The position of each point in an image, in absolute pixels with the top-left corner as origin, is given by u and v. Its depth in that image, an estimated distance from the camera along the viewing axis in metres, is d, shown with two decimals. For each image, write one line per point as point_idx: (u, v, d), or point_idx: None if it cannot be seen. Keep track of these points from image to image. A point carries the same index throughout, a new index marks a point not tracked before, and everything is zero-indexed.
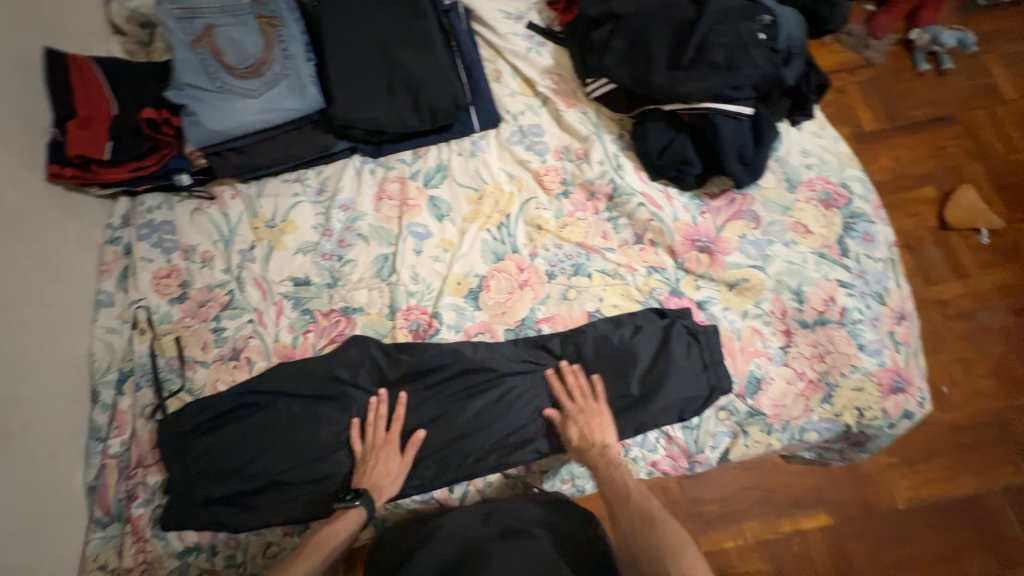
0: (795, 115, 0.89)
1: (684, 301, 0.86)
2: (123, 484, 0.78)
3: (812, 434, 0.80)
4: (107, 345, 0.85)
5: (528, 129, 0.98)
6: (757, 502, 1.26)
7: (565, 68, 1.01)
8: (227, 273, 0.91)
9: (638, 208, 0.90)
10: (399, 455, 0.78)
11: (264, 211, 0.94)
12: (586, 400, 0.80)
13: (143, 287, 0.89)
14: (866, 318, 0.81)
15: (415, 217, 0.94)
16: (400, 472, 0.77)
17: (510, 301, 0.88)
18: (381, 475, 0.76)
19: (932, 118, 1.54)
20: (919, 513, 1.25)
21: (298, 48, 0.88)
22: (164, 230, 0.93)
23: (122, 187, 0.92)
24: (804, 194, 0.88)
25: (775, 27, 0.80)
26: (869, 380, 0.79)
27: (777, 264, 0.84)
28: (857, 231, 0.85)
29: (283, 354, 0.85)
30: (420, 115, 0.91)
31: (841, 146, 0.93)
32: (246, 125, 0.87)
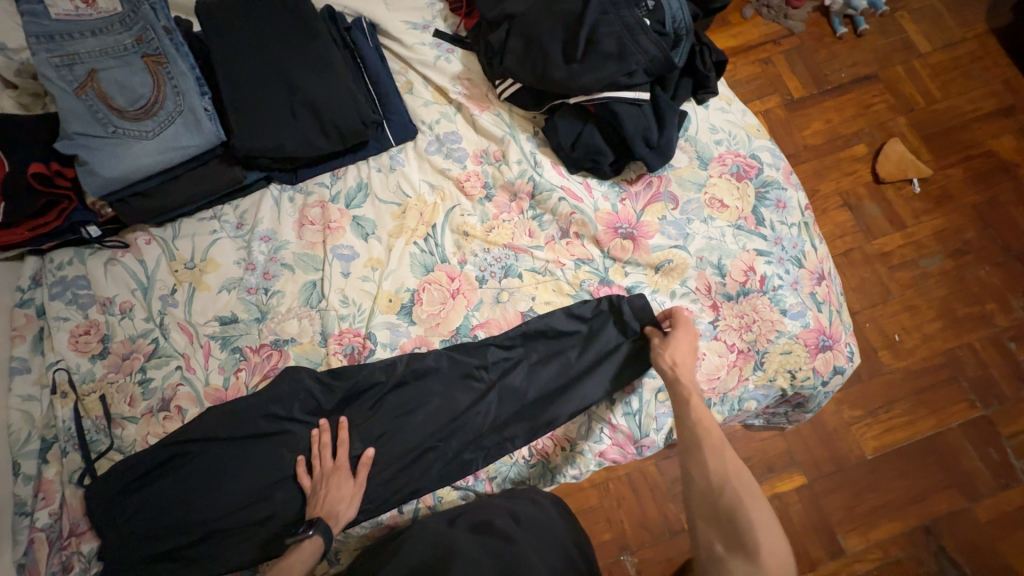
0: (699, 94, 0.91)
1: (613, 289, 0.87)
2: (56, 556, 0.75)
3: (751, 402, 0.83)
4: (25, 414, 0.82)
5: (445, 137, 0.98)
6: None
7: (474, 72, 1.01)
8: (149, 321, 0.87)
9: (559, 203, 0.90)
10: (350, 479, 0.76)
11: (182, 253, 0.91)
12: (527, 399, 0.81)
13: (60, 348, 0.85)
14: (786, 283, 0.83)
15: (339, 239, 0.92)
16: (355, 496, 0.76)
17: (443, 312, 0.88)
18: (335, 501, 0.74)
19: (852, 79, 1.59)
20: (885, 460, 1.29)
21: (191, 83, 0.86)
22: (78, 286, 0.89)
23: (25, 247, 0.88)
24: (716, 169, 0.89)
25: (659, 11, 0.84)
26: (796, 343, 0.81)
27: (697, 241, 0.86)
28: (769, 199, 0.88)
29: (214, 397, 0.83)
30: (328, 135, 0.90)
31: (749, 119, 0.95)
32: (146, 168, 0.85)
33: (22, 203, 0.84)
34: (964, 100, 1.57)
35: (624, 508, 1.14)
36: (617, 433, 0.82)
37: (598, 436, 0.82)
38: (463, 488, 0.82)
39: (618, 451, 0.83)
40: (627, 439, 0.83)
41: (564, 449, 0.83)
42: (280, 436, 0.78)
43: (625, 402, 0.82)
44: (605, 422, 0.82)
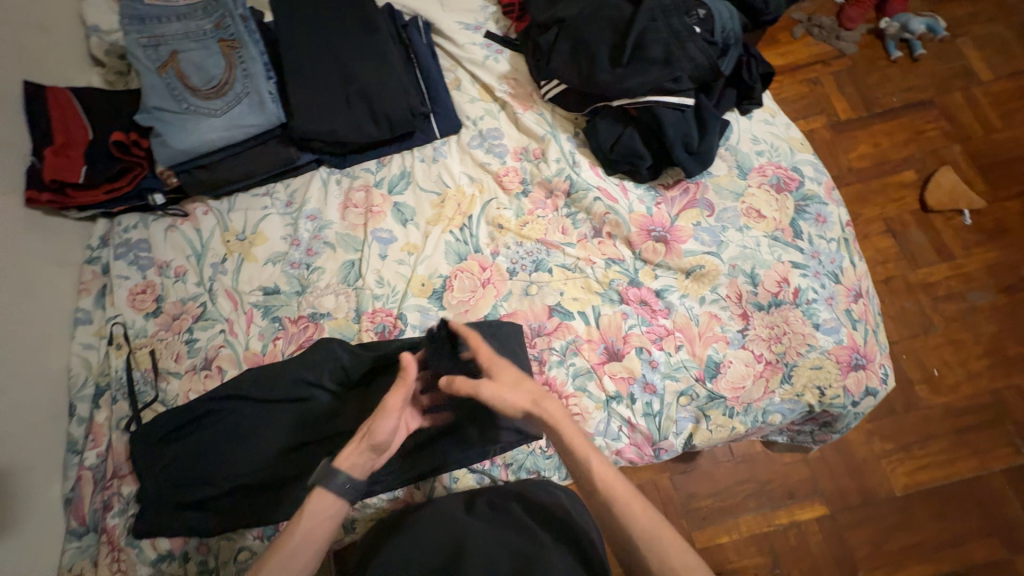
0: (743, 105, 0.92)
1: (642, 290, 0.87)
2: (99, 494, 0.81)
3: (776, 416, 0.80)
4: (84, 361, 0.90)
5: (487, 133, 1.01)
6: (752, 495, 1.24)
7: (521, 73, 1.04)
8: (200, 286, 0.94)
9: (594, 202, 0.92)
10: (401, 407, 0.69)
11: (234, 225, 0.97)
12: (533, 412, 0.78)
13: (119, 304, 0.92)
14: (821, 297, 0.81)
15: (380, 223, 0.96)
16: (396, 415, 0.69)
17: (473, 300, 0.90)
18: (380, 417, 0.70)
19: (904, 103, 1.55)
20: (916, 499, 1.22)
21: (259, 67, 0.92)
22: (140, 248, 0.96)
23: (100, 209, 0.96)
24: (755, 180, 0.89)
25: (710, 21, 0.83)
26: (827, 359, 0.79)
27: (731, 249, 0.85)
28: (809, 213, 0.86)
29: (253, 361, 0.88)
30: (378, 123, 0.95)
31: (793, 132, 0.94)
32: (211, 143, 0.91)
33: (102, 167, 0.92)
34: None
35: None
36: (635, 432, 0.81)
37: (616, 434, 0.81)
38: (479, 472, 0.83)
39: (635, 452, 0.81)
40: (644, 440, 0.81)
41: None
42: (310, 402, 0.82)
43: (646, 403, 0.81)
44: (625, 420, 0.81)
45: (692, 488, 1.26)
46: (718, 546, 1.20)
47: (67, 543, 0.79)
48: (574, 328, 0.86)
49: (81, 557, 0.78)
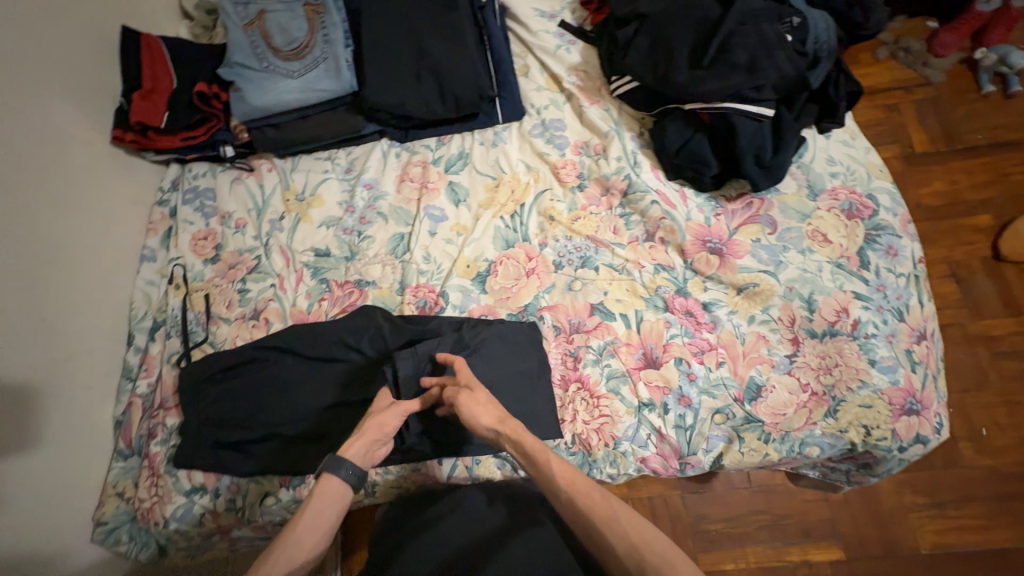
0: (823, 122, 0.87)
1: (689, 301, 0.85)
2: (145, 421, 0.86)
3: (814, 450, 0.77)
4: (145, 295, 0.95)
5: (550, 123, 1.00)
6: (765, 526, 1.20)
7: (591, 66, 1.03)
8: (257, 240, 0.97)
9: (651, 206, 0.90)
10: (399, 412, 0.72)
11: (295, 185, 1.00)
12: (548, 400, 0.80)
13: (182, 247, 0.97)
14: (881, 333, 0.77)
15: (433, 200, 0.97)
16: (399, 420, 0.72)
17: (515, 288, 0.90)
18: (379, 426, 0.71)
19: (991, 142, 1.44)
20: (944, 561, 1.15)
21: (339, 35, 0.94)
22: (206, 196, 1.01)
23: (174, 155, 1.01)
24: (825, 202, 0.85)
25: (803, 30, 0.80)
26: (878, 398, 0.75)
27: (790, 271, 0.82)
28: (879, 244, 0.82)
29: (297, 318, 0.91)
30: (445, 102, 0.95)
31: (874, 157, 0.89)
32: (285, 103, 0.94)
33: (182, 115, 0.97)
34: None
35: None
36: (663, 443, 0.80)
37: (644, 441, 0.79)
38: (502, 458, 0.82)
39: (660, 462, 0.80)
40: (672, 453, 0.79)
41: (607, 445, 0.80)
42: (347, 365, 0.84)
43: (678, 415, 0.80)
44: (654, 429, 0.79)
45: (704, 510, 1.24)
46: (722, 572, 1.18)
47: (113, 461, 0.84)
48: (613, 330, 0.85)
49: (124, 477, 0.83)
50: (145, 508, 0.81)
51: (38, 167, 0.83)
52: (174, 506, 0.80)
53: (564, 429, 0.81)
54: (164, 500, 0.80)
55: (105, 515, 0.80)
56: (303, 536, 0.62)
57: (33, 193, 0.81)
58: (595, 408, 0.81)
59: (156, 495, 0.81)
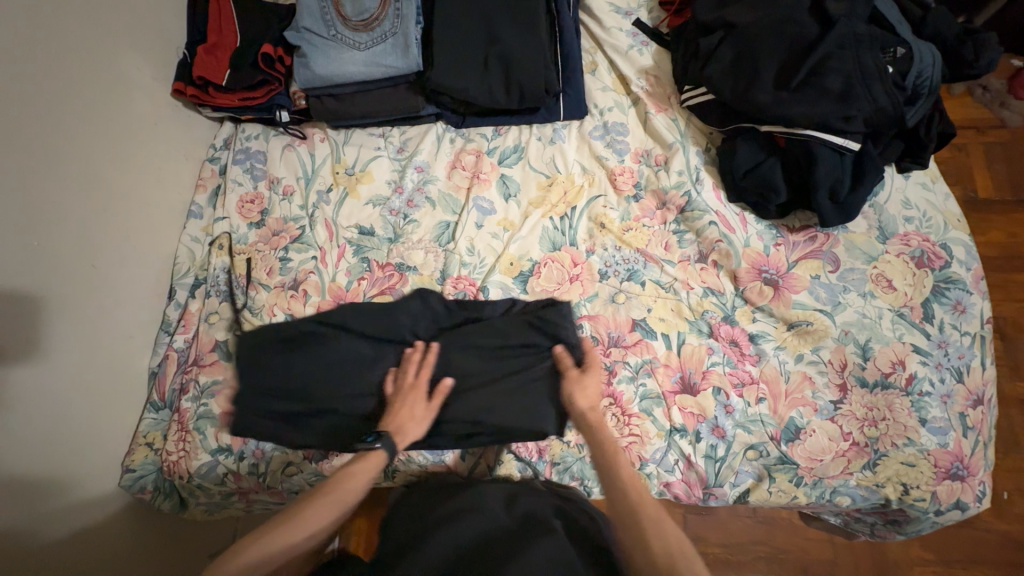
0: (904, 161, 0.83)
1: (735, 330, 0.82)
2: (179, 376, 0.87)
3: (844, 500, 0.75)
4: (190, 251, 0.96)
5: (612, 126, 0.97)
6: (764, 558, 1.19)
7: (663, 71, 0.99)
8: (303, 209, 0.97)
9: (708, 226, 0.87)
10: (424, 403, 0.76)
11: (346, 159, 0.99)
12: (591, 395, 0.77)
13: (229, 207, 0.97)
14: (935, 392, 0.74)
15: (483, 191, 0.95)
16: (424, 418, 0.75)
17: (557, 292, 0.88)
18: (405, 419, 0.74)
19: None
20: None
21: (411, 10, 0.91)
22: (257, 159, 1.00)
23: (229, 114, 1.00)
24: (895, 246, 0.81)
25: (906, 62, 0.75)
26: (923, 459, 0.72)
27: (848, 313, 0.79)
28: (947, 298, 0.78)
29: (336, 294, 0.90)
30: (509, 92, 0.92)
31: (952, 205, 0.84)
32: (349, 75, 0.92)
33: (245, 75, 0.95)
34: None
35: None
36: (690, 470, 0.78)
37: (670, 466, 0.78)
38: (523, 461, 0.82)
39: (683, 489, 0.78)
40: (697, 481, 0.78)
41: (633, 465, 0.78)
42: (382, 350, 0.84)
43: (710, 445, 0.78)
44: (683, 455, 0.78)
45: (702, 532, 1.22)
46: None
47: (146, 411, 0.86)
48: (653, 349, 0.83)
49: (154, 428, 0.85)
50: (171, 461, 0.82)
51: (102, 112, 0.83)
52: (199, 463, 0.81)
53: None
54: (189, 456, 0.82)
55: (134, 462, 0.82)
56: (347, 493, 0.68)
57: (94, 138, 0.82)
58: (625, 426, 0.79)
59: (183, 450, 0.82)
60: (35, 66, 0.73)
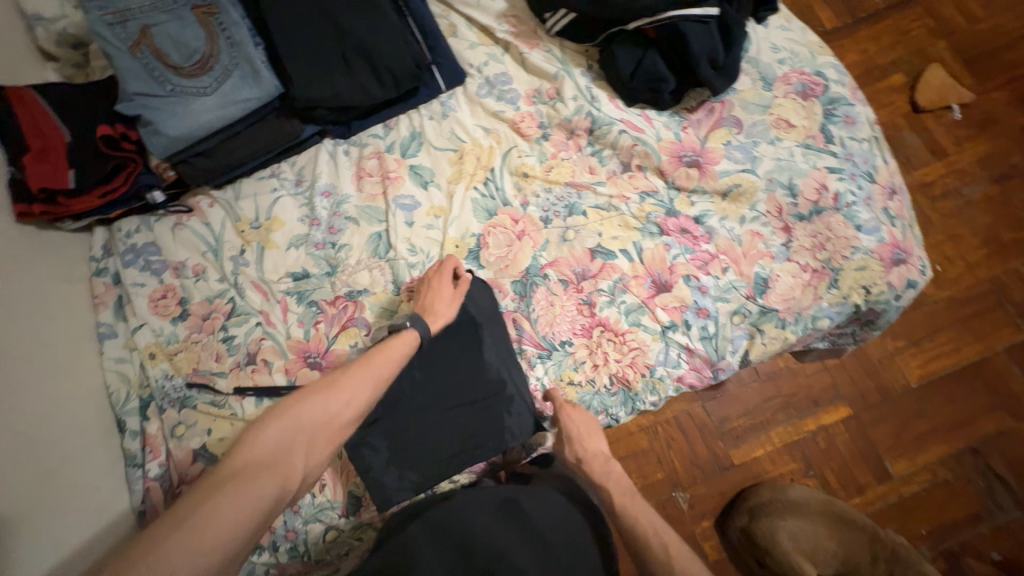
0: (760, 13, 0.88)
1: (681, 219, 0.86)
2: (171, 502, 0.79)
3: (825, 321, 0.82)
4: (120, 375, 0.85)
5: (495, 79, 0.96)
6: (781, 408, 1.28)
7: (520, 9, 0.98)
8: (223, 281, 0.89)
9: (619, 135, 0.89)
10: (451, 286, 0.81)
11: (246, 214, 0.92)
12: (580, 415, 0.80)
13: (141, 312, 0.87)
14: (859, 199, 0.82)
15: (399, 189, 0.92)
16: (452, 298, 0.80)
17: (511, 254, 0.88)
18: (434, 298, 0.79)
19: (887, 4, 1.49)
20: (930, 389, 1.28)
21: (244, 33, 0.85)
22: (149, 252, 0.90)
23: (96, 216, 0.89)
24: (781, 89, 0.87)
25: None
26: (871, 258, 0.80)
27: (766, 163, 0.84)
28: (837, 116, 0.86)
29: (298, 349, 0.85)
30: (383, 83, 0.89)
31: (811, 36, 0.92)
32: (208, 125, 0.85)
33: (92, 169, 0.85)
34: (1007, 17, 1.47)
35: (674, 449, 1.25)
36: (694, 357, 0.82)
37: (676, 361, 0.82)
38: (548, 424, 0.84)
39: (694, 376, 0.83)
40: (703, 364, 0.82)
41: (644, 376, 0.81)
42: None
43: (701, 327, 0.82)
44: (683, 347, 0.82)
45: (724, 411, 1.29)
46: (754, 460, 1.25)
47: None
48: (618, 267, 0.85)
49: None
50: None
51: None
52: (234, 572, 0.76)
53: (600, 373, 0.82)
54: None
55: None
56: (348, 381, 0.67)
57: None
58: (623, 345, 0.82)
59: None
60: None
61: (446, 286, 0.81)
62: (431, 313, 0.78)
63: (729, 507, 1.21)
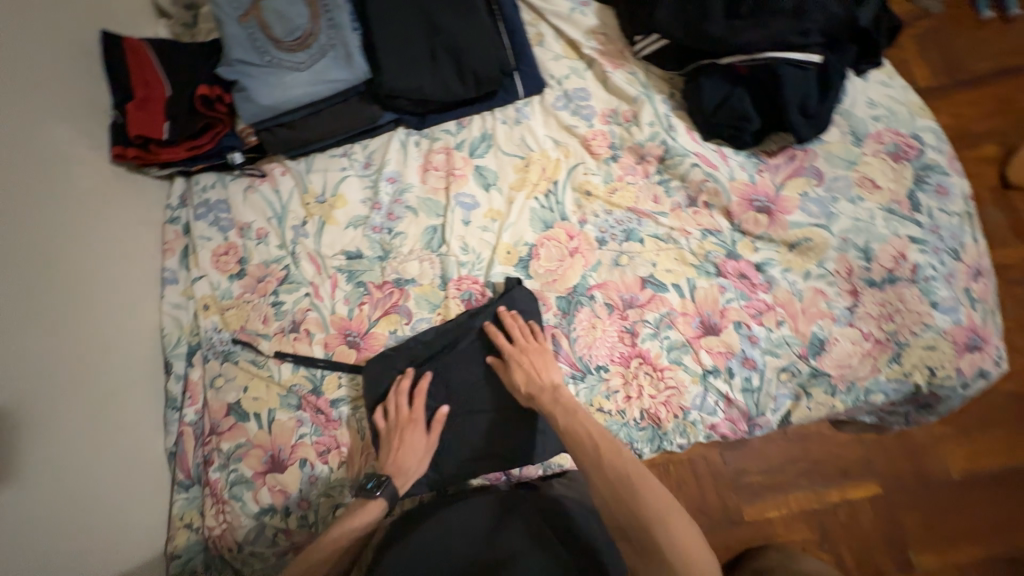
0: (861, 65, 0.84)
1: (741, 264, 0.84)
2: (200, 449, 0.83)
3: (879, 396, 0.77)
4: (175, 320, 0.90)
5: (573, 94, 0.96)
6: (804, 472, 1.21)
7: (610, 28, 0.98)
8: (282, 249, 0.92)
9: (691, 169, 0.87)
10: (423, 434, 0.78)
11: (314, 187, 0.95)
12: (528, 341, 0.80)
13: (203, 264, 0.92)
14: (940, 274, 0.77)
15: (462, 187, 0.93)
16: (425, 453, 0.77)
17: (561, 269, 0.87)
18: (406, 456, 0.76)
19: (994, 71, 1.39)
20: (973, 484, 1.18)
21: (345, 17, 0.88)
22: (219, 209, 0.95)
23: (178, 168, 0.95)
24: (871, 146, 0.83)
25: None
26: (942, 339, 0.75)
27: (843, 221, 0.81)
28: (929, 184, 0.81)
29: (340, 325, 0.87)
30: (465, 82, 0.91)
31: (913, 96, 0.87)
32: (295, 99, 0.89)
33: (184, 124, 0.90)
34: None
35: (684, 491, 1.21)
36: (731, 407, 0.79)
37: (712, 408, 0.79)
38: None
39: (729, 427, 0.79)
40: (740, 416, 0.79)
41: (676, 417, 0.79)
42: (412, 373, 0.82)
43: (744, 378, 0.79)
44: (722, 394, 0.79)
45: (742, 464, 1.24)
46: (767, 520, 1.19)
47: (175, 493, 0.81)
48: (668, 301, 0.83)
49: (189, 507, 0.81)
50: (216, 536, 0.78)
51: (47, 199, 0.78)
52: (245, 530, 0.78)
53: (632, 405, 0.80)
54: (233, 525, 0.78)
55: (177, 548, 0.78)
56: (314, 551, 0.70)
57: (46, 227, 0.76)
58: (660, 381, 0.80)
59: (225, 522, 0.78)
60: None
61: (417, 433, 0.77)
62: (401, 476, 0.75)
63: (733, 563, 1.15)
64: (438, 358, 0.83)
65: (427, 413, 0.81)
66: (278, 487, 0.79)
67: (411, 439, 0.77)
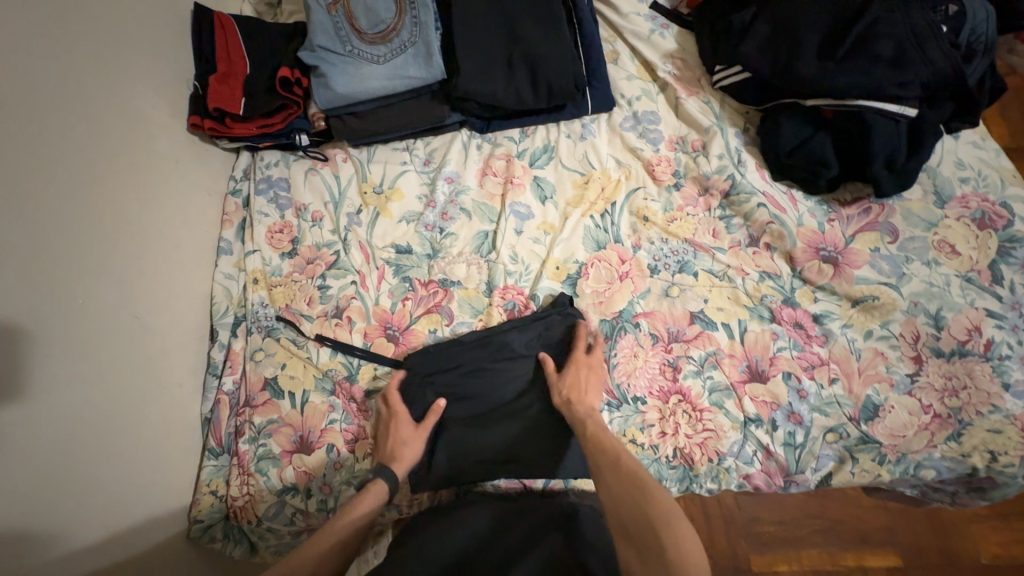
0: (954, 122, 0.81)
1: (798, 312, 0.81)
2: (233, 420, 0.85)
3: (930, 473, 0.73)
4: (225, 289, 0.93)
5: (642, 116, 0.94)
6: (822, 530, 1.14)
7: (688, 54, 0.97)
8: (335, 234, 0.93)
9: (757, 208, 0.85)
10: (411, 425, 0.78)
11: (373, 177, 0.96)
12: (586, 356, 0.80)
13: (258, 239, 0.94)
14: (1015, 354, 0.72)
15: (519, 196, 0.92)
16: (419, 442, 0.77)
17: (608, 292, 0.86)
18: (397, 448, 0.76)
19: None
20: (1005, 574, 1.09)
21: (430, 16, 0.89)
22: (280, 187, 0.97)
23: (247, 143, 0.97)
24: (954, 210, 0.80)
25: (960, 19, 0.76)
26: (1010, 423, 0.71)
27: (914, 284, 0.77)
28: (1015, 258, 0.76)
29: (381, 317, 0.88)
30: (537, 92, 0.90)
31: (1006, 161, 0.82)
32: (372, 90, 0.90)
33: (261, 102, 0.93)
34: None
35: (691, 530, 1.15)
36: (770, 460, 0.76)
37: (749, 458, 0.76)
38: None
39: (764, 479, 0.76)
40: (778, 470, 0.76)
41: (711, 461, 0.76)
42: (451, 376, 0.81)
43: (788, 432, 0.76)
44: (762, 445, 0.76)
45: (756, 512, 1.18)
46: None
47: (205, 459, 0.83)
48: (715, 340, 0.81)
49: (216, 475, 0.82)
50: (238, 507, 0.80)
51: (127, 159, 0.81)
52: (266, 505, 0.79)
53: (665, 442, 0.78)
54: (255, 500, 0.79)
55: (201, 513, 0.80)
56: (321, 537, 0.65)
57: (123, 186, 0.79)
58: (698, 422, 0.78)
59: (248, 494, 0.80)
60: (56, 112, 0.70)
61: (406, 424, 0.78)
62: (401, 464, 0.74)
63: None
64: (478, 364, 0.81)
65: (461, 420, 0.80)
66: (303, 468, 0.80)
67: (399, 433, 0.77)
